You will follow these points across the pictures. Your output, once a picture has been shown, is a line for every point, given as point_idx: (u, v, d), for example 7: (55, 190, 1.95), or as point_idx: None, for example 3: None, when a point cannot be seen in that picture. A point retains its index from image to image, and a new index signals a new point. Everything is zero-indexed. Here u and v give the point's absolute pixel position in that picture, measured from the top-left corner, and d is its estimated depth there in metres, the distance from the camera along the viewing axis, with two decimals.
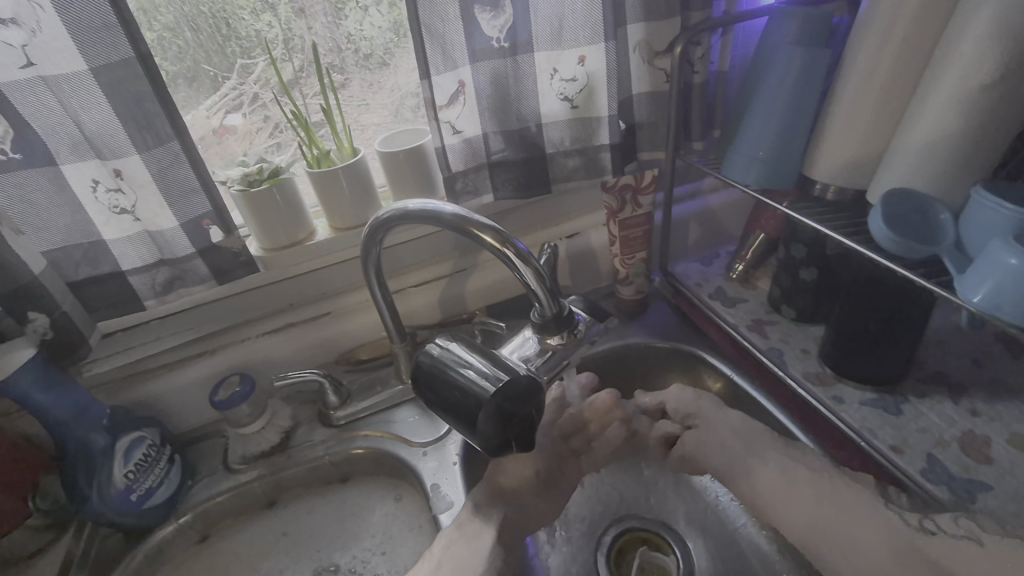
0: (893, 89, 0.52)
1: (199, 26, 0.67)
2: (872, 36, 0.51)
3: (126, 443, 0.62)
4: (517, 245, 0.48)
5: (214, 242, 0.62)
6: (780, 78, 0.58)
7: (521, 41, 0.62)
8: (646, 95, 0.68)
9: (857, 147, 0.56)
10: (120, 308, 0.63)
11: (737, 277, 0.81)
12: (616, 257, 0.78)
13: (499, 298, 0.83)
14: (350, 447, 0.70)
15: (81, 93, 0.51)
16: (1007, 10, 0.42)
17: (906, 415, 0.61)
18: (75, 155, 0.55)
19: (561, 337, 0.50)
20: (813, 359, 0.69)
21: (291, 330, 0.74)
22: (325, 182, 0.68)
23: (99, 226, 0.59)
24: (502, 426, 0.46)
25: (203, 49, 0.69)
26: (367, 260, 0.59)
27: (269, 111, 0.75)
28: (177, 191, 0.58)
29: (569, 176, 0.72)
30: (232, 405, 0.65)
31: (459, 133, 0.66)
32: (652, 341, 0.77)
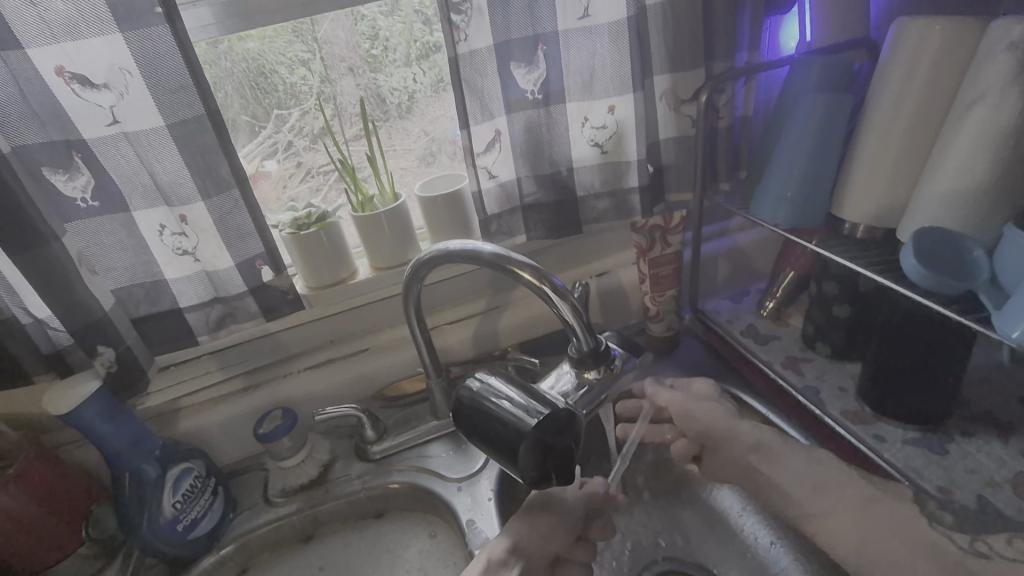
0: (917, 131, 0.54)
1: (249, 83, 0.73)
2: (894, 82, 0.53)
3: (175, 473, 0.64)
4: (553, 281, 0.50)
5: (265, 281, 0.66)
6: (804, 122, 0.60)
7: (553, 92, 0.67)
8: (673, 139, 0.70)
9: (885, 186, 0.57)
10: (176, 343, 0.67)
11: (768, 314, 0.82)
12: (647, 294, 0.79)
13: (531, 335, 0.84)
14: (386, 482, 0.71)
15: (157, 147, 0.57)
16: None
17: (952, 455, 0.60)
18: (146, 202, 0.60)
19: (598, 371, 0.52)
20: (851, 398, 0.68)
21: (332, 365, 0.77)
22: (368, 225, 0.72)
23: (162, 266, 0.64)
24: (541, 459, 0.48)
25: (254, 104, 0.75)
26: (408, 296, 0.62)
27: (302, 157, 0.80)
28: (235, 233, 0.62)
29: (599, 217, 0.74)
30: (275, 437, 0.68)
31: (494, 178, 0.70)
32: (685, 378, 0.77)
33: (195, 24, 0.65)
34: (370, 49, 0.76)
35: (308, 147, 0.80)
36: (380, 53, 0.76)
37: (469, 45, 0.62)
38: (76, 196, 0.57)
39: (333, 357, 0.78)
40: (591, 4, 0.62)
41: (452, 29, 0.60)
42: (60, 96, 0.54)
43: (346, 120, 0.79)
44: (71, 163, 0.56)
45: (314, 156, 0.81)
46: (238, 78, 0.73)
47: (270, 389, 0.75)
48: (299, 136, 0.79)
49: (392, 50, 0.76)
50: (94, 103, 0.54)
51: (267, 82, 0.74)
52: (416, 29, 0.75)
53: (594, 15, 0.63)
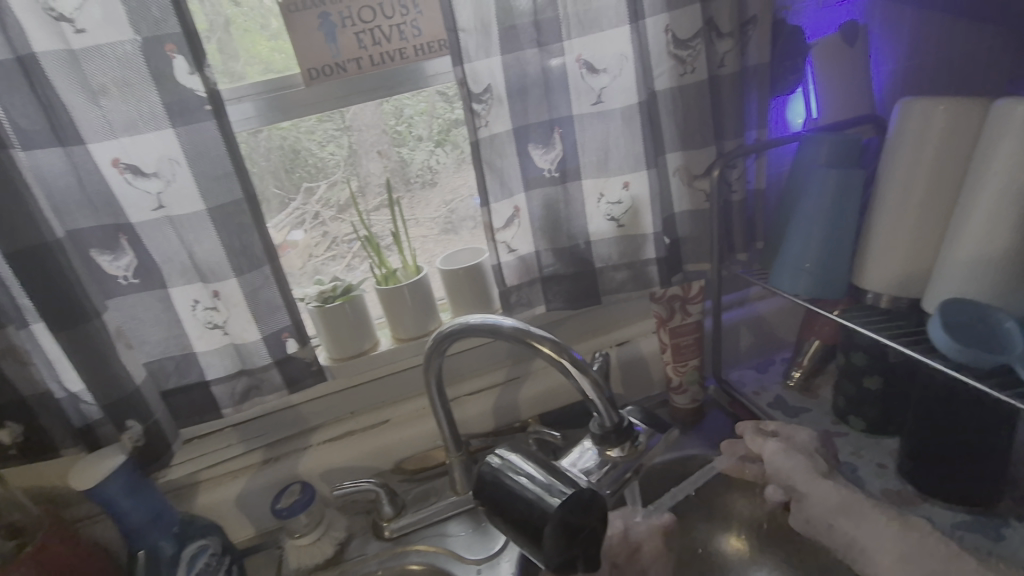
0: (933, 203, 0.54)
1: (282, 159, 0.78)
2: (902, 158, 0.55)
3: (192, 550, 0.63)
4: (573, 354, 0.50)
5: (289, 353, 0.67)
6: (817, 195, 0.61)
7: (570, 169, 0.70)
8: (687, 213, 0.72)
9: (906, 256, 0.57)
10: (201, 415, 0.68)
11: (795, 385, 0.79)
12: (669, 364, 0.79)
13: (552, 406, 0.82)
14: (404, 562, 0.69)
15: (197, 229, 0.60)
16: None
17: (1009, 540, 0.55)
18: (183, 279, 0.63)
19: (622, 449, 0.51)
20: (891, 475, 0.64)
21: (352, 438, 0.77)
22: (391, 298, 0.74)
23: (193, 340, 0.66)
24: (566, 542, 0.46)
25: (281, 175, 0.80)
26: (429, 368, 0.62)
27: (328, 227, 0.84)
28: (265, 308, 0.65)
29: (618, 288, 0.75)
30: (293, 513, 0.67)
31: (513, 252, 0.72)
32: (711, 452, 0.75)
33: (240, 117, 0.72)
34: (395, 125, 0.80)
35: (334, 217, 0.83)
36: (405, 129, 0.81)
37: (489, 130, 0.66)
38: (119, 274, 0.61)
39: (352, 429, 0.78)
40: (604, 91, 0.66)
41: (474, 117, 0.65)
42: (113, 185, 0.58)
43: (370, 191, 0.83)
44: (118, 244, 0.60)
45: (339, 225, 0.84)
46: (268, 153, 0.77)
47: (289, 462, 0.75)
48: (326, 210, 0.83)
49: (415, 126, 0.81)
50: (143, 190, 0.58)
51: (294, 158, 0.79)
52: (438, 108, 0.80)
53: (607, 101, 0.67)
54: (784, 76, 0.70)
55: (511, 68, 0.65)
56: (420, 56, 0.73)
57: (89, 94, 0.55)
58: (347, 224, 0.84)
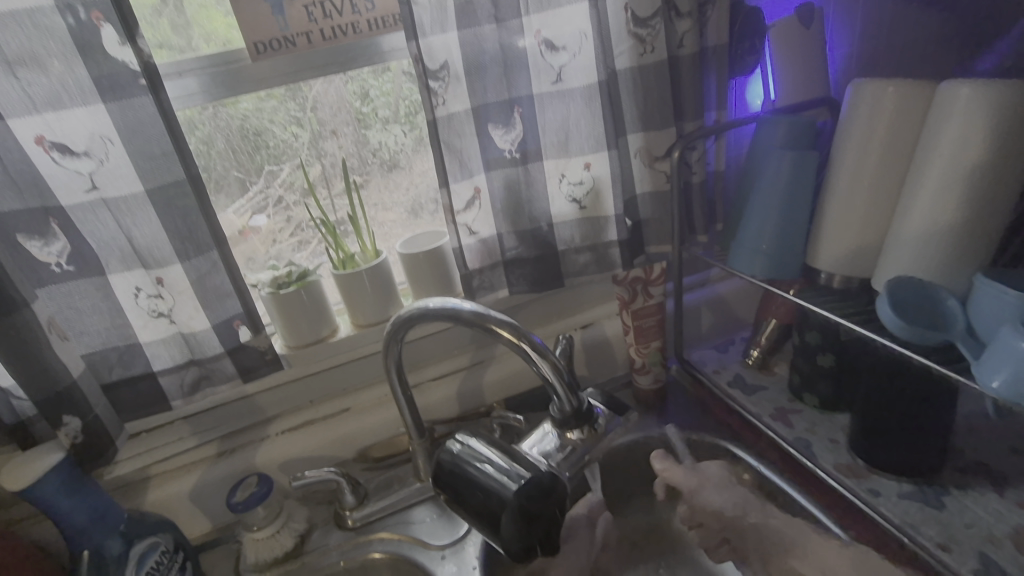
0: (882, 185, 0.56)
1: (234, 141, 0.74)
2: (854, 140, 0.56)
3: (142, 549, 0.60)
4: (533, 339, 0.50)
5: (243, 342, 0.65)
6: (773, 177, 0.62)
7: (530, 150, 0.68)
8: (649, 194, 0.71)
9: (857, 236, 0.58)
10: (149, 408, 0.65)
11: (754, 363, 0.81)
12: (632, 346, 0.79)
13: (515, 391, 0.82)
14: (366, 552, 0.68)
15: (135, 211, 0.57)
16: (970, 119, 0.47)
17: (948, 508, 0.58)
18: (123, 266, 0.60)
19: (581, 432, 0.51)
20: (842, 450, 0.67)
21: (312, 427, 0.75)
22: (349, 283, 0.72)
23: (136, 330, 0.62)
24: (525, 526, 0.46)
25: (234, 159, 0.76)
26: (387, 355, 0.61)
27: (292, 211, 0.80)
28: (212, 295, 0.62)
29: (580, 270, 0.75)
30: (249, 507, 0.65)
31: (475, 234, 0.71)
32: (674, 432, 0.76)
33: (181, 93, 0.68)
34: (360, 107, 0.77)
35: (298, 202, 0.80)
36: (370, 111, 0.78)
37: (446, 108, 0.64)
38: (51, 261, 0.57)
39: (311, 418, 0.76)
40: (563, 69, 0.65)
41: (430, 95, 0.63)
42: (39, 164, 0.54)
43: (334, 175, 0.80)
44: (48, 229, 0.56)
45: (305, 209, 0.80)
46: (226, 135, 0.74)
47: (244, 454, 0.72)
48: (291, 190, 0.79)
49: (381, 108, 0.78)
50: (73, 170, 0.55)
51: (254, 139, 0.75)
52: (404, 89, 0.77)
53: (566, 81, 0.66)
54: (742, 57, 0.70)
55: (469, 45, 0.63)
56: (374, 31, 0.71)
57: (5, 66, 0.51)
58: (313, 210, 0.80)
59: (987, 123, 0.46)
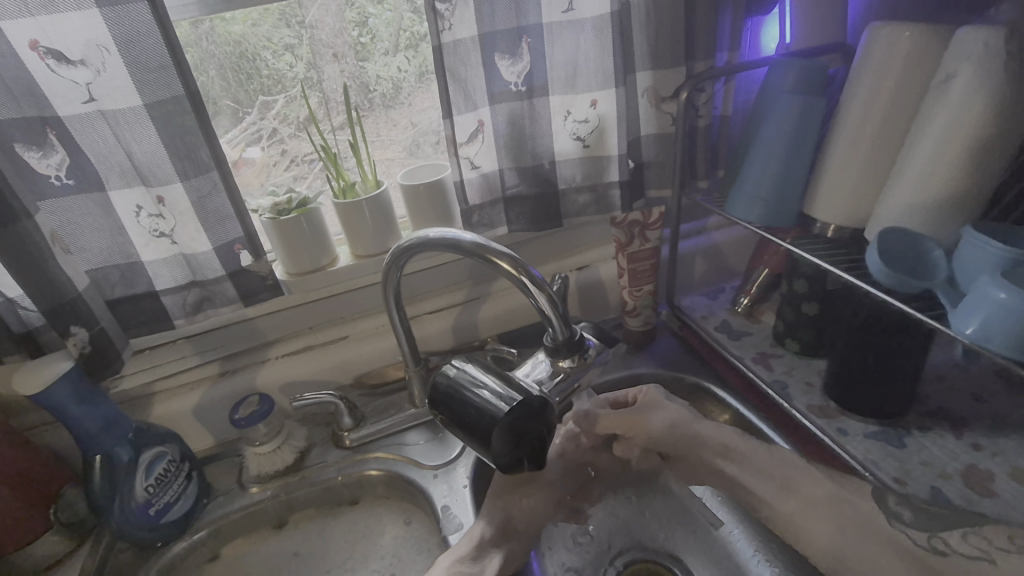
0: (884, 135, 0.56)
1: (225, 66, 0.72)
2: (863, 88, 0.56)
3: (149, 457, 0.64)
4: (531, 271, 0.51)
5: (243, 266, 0.66)
6: (778, 123, 0.62)
7: (537, 85, 0.67)
8: (652, 136, 0.73)
9: (856, 186, 0.59)
10: (151, 326, 0.66)
11: (742, 310, 0.83)
12: (625, 289, 0.81)
13: (511, 327, 0.85)
14: (362, 469, 0.72)
15: (135, 126, 0.56)
16: (979, 71, 0.46)
17: (908, 447, 0.62)
18: (123, 182, 0.59)
19: (572, 360, 0.52)
20: (816, 392, 0.70)
21: (310, 353, 0.77)
22: (349, 212, 0.71)
23: (138, 248, 0.63)
24: (514, 444, 0.49)
25: (226, 86, 0.73)
26: (387, 283, 0.63)
27: (286, 145, 0.79)
28: (213, 217, 0.62)
29: (580, 211, 0.76)
30: (251, 423, 0.68)
31: (476, 168, 0.71)
32: (659, 371, 0.79)
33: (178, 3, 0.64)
34: (358, 37, 0.74)
35: (293, 135, 0.79)
36: (369, 41, 0.75)
37: (453, 34, 0.62)
38: (50, 173, 0.56)
39: (310, 344, 0.78)
40: None
41: (436, 17, 0.61)
42: (33, 71, 0.53)
43: (334, 107, 0.77)
44: (46, 140, 0.55)
45: (299, 143, 0.80)
46: (217, 61, 0.71)
47: (245, 376, 0.75)
48: (286, 126, 0.78)
49: (380, 39, 0.75)
50: (71, 79, 0.53)
51: (249, 66, 0.73)
52: (405, 19, 0.74)
53: (578, 9, 0.64)
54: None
55: None
56: None
57: None
58: (307, 143, 0.79)
59: (996, 76, 0.46)
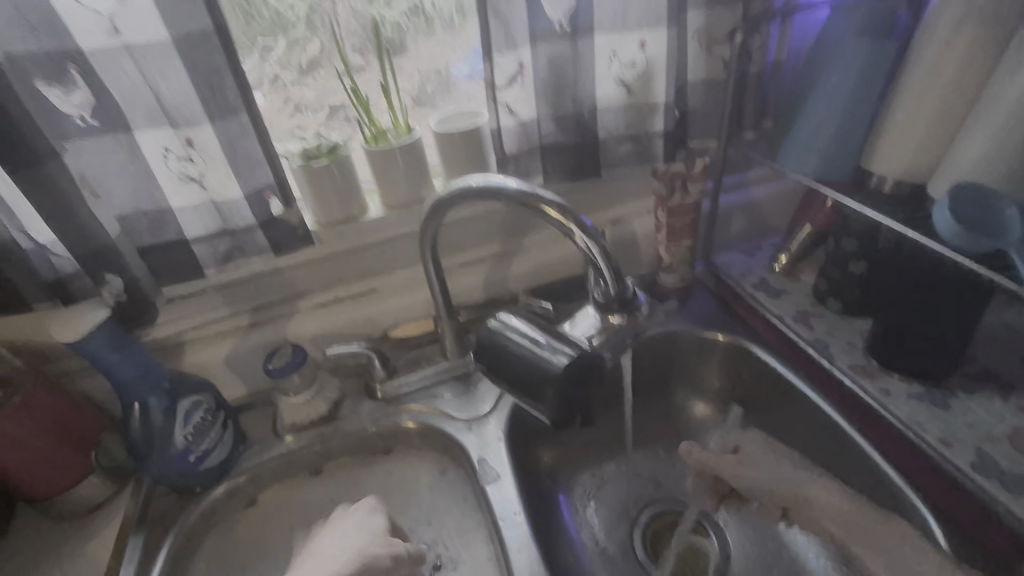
0: (962, 82, 0.52)
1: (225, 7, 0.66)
2: (941, 30, 0.52)
3: (187, 405, 0.64)
4: (581, 220, 0.50)
5: (274, 215, 0.64)
6: (839, 70, 0.59)
7: (582, 25, 0.63)
8: (702, 82, 0.68)
9: (923, 136, 0.56)
10: (183, 275, 0.65)
11: (780, 269, 0.81)
12: (662, 244, 0.79)
13: (543, 282, 0.83)
14: (396, 421, 0.73)
15: (161, 61, 0.53)
16: None
17: (954, 409, 0.61)
18: (151, 123, 0.56)
19: (622, 317, 0.51)
20: (858, 352, 0.69)
21: (341, 305, 0.77)
22: (381, 160, 0.69)
23: (167, 194, 0.60)
24: (568, 401, 0.48)
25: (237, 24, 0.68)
26: (425, 235, 0.61)
27: (288, 92, 0.73)
28: (244, 162, 0.60)
29: (620, 162, 0.73)
30: (286, 373, 0.68)
31: (514, 115, 0.67)
32: (693, 329, 0.78)
33: None
34: None
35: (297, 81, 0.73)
36: None
37: None
38: (74, 113, 0.53)
39: (341, 296, 0.77)
40: None
41: None
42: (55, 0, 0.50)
43: (335, 53, 0.72)
44: (67, 76, 0.52)
45: (300, 90, 0.73)
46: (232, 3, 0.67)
47: (276, 327, 0.74)
48: (290, 74, 0.72)
49: None
50: (93, 10, 0.51)
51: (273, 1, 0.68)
52: None
53: None
54: None
55: None
56: None
57: None
58: (313, 89, 0.74)
59: None
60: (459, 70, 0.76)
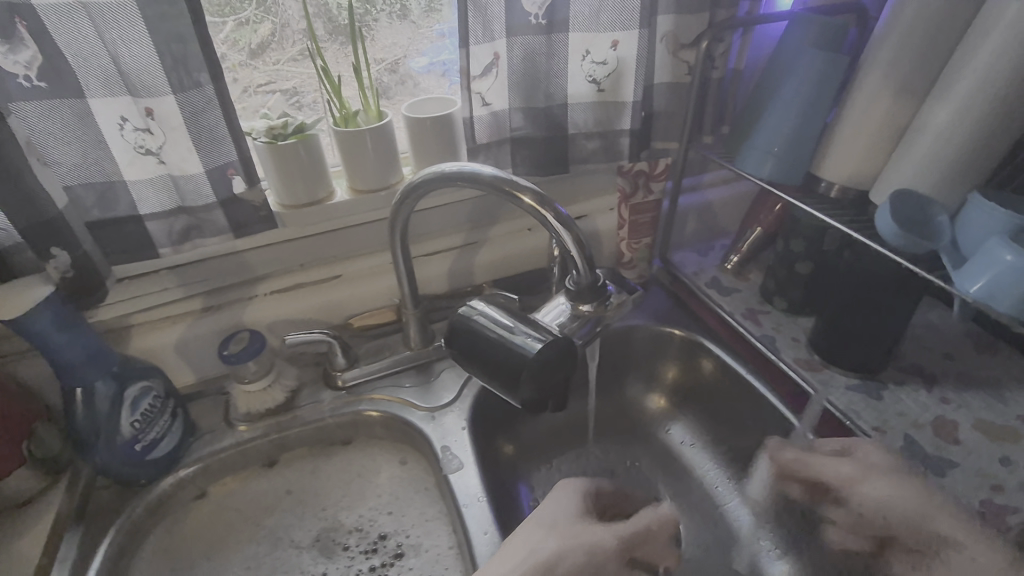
0: (903, 97, 0.58)
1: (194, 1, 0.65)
2: (885, 53, 0.57)
3: (135, 393, 0.61)
4: (558, 210, 0.51)
5: (236, 193, 0.62)
6: (799, 82, 0.63)
7: (557, 21, 0.64)
8: (666, 85, 0.72)
9: (868, 147, 0.61)
10: (136, 253, 0.61)
11: (731, 268, 0.84)
12: (623, 241, 0.84)
13: (506, 273, 0.84)
14: (358, 410, 0.71)
15: (122, 24, 0.50)
16: (1005, 49, 0.49)
17: (886, 400, 0.66)
18: (105, 90, 0.54)
19: (593, 305, 0.52)
20: (803, 347, 0.73)
21: (301, 292, 0.75)
22: (350, 143, 0.67)
23: (121, 166, 0.58)
24: (541, 387, 0.49)
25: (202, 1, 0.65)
26: (396, 221, 0.61)
27: (236, 74, 0.70)
28: (206, 137, 0.57)
29: (587, 158, 0.75)
30: (241, 360, 0.65)
31: (487, 105, 0.68)
32: (650, 324, 0.80)
33: None
34: None
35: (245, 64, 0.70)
36: None
37: None
38: (19, 73, 0.49)
39: (302, 282, 0.75)
40: None
41: None
42: None
43: (288, 38, 0.70)
44: (14, 31, 0.48)
45: (248, 74, 0.71)
46: None
47: (231, 312, 0.72)
48: (244, 55, 0.69)
49: None
50: None
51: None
52: None
53: None
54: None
55: None
56: None
57: None
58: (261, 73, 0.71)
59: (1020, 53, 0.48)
60: (415, 63, 0.76)
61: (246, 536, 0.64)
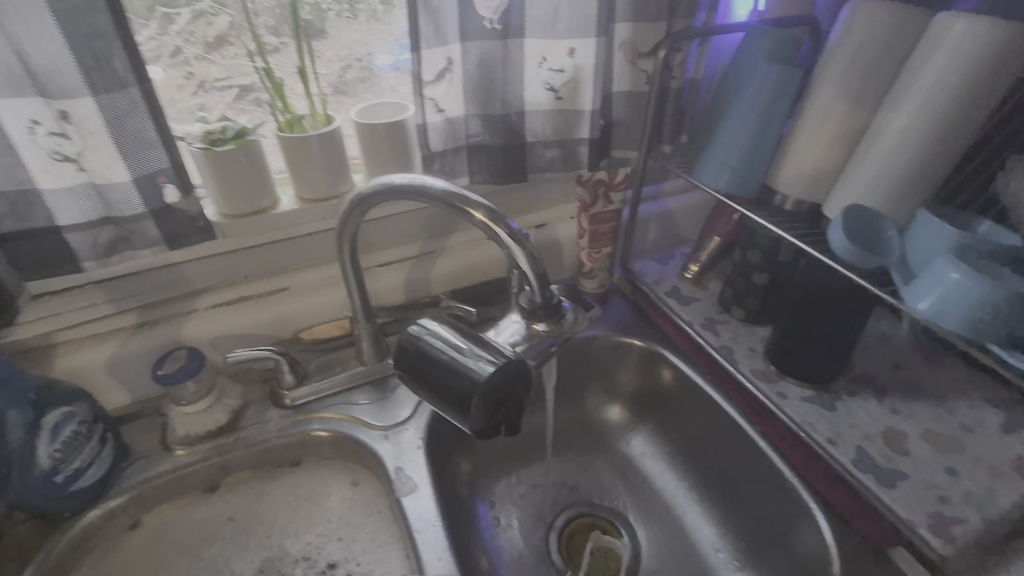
0: (855, 113, 0.58)
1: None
2: (837, 69, 0.57)
3: (55, 419, 0.56)
4: (508, 224, 0.49)
5: (169, 204, 0.58)
6: (755, 94, 0.62)
7: (512, 26, 0.63)
8: (624, 94, 0.71)
9: (820, 161, 0.61)
10: (55, 268, 0.56)
11: (691, 277, 0.84)
12: (584, 250, 0.82)
13: (465, 284, 0.81)
14: (306, 430, 0.68)
15: (28, 20, 0.45)
16: (948, 70, 0.50)
17: (839, 411, 0.66)
18: (11, 91, 0.48)
19: (547, 324, 0.50)
20: (759, 358, 0.74)
21: (244, 306, 0.70)
22: (295, 149, 0.64)
23: (34, 173, 0.52)
24: (491, 411, 0.47)
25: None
26: (343, 233, 0.58)
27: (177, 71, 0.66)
28: (133, 142, 0.53)
29: (545, 166, 0.73)
30: (177, 381, 0.60)
31: (441, 112, 0.65)
32: (610, 334, 0.80)
33: None
34: None
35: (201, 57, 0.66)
36: None
37: None
38: None
39: (245, 295, 0.71)
40: None
41: None
42: None
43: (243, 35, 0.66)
44: None
45: (205, 67, 0.67)
46: None
47: (167, 329, 0.67)
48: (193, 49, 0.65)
49: None
50: None
51: None
52: None
53: None
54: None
55: None
56: None
57: None
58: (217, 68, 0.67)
59: (961, 75, 0.49)
60: (381, 61, 0.73)
61: (181, 570, 0.60)
